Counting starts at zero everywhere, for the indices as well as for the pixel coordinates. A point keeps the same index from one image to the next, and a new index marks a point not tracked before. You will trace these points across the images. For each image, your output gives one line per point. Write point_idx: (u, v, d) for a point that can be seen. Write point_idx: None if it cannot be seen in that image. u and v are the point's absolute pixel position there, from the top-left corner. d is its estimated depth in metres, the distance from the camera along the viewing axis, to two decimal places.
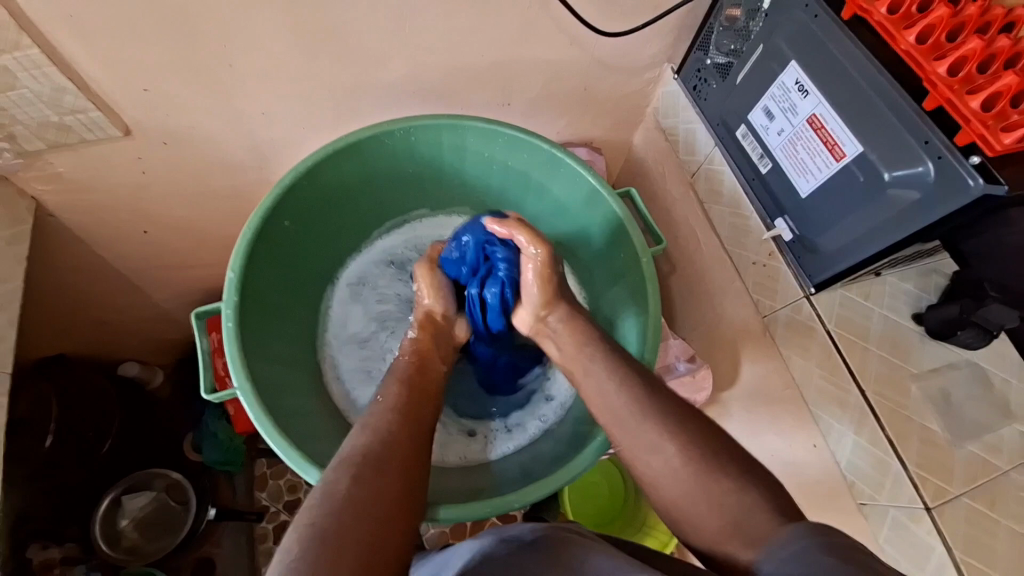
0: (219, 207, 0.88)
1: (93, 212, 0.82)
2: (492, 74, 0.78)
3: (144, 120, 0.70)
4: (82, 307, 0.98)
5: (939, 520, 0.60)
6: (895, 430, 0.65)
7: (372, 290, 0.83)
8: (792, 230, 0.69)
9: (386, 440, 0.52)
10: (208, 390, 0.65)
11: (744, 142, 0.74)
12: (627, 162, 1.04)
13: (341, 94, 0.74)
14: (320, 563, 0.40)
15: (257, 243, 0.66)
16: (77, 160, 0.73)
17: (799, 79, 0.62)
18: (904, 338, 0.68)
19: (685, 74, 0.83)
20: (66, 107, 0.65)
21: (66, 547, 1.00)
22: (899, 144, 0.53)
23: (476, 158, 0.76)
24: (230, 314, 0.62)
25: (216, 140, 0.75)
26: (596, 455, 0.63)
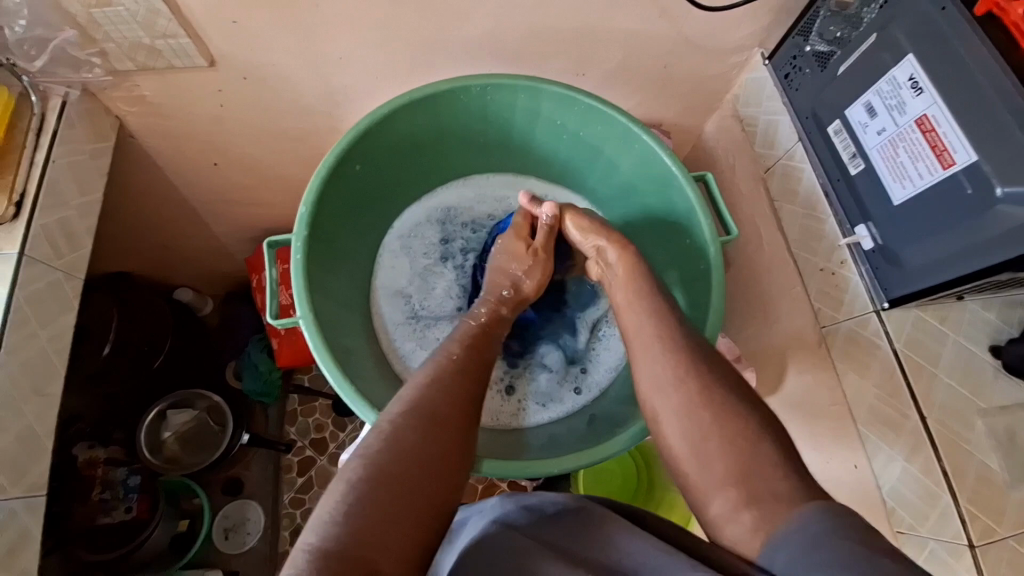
0: (285, 147, 0.90)
1: (169, 138, 0.85)
2: (573, 41, 0.75)
3: (228, 52, 0.71)
4: (148, 229, 1.03)
5: (981, 558, 0.58)
6: (951, 463, 0.61)
7: (421, 245, 0.84)
8: (875, 238, 0.66)
9: (448, 393, 0.53)
10: (275, 314, 0.68)
11: (835, 139, 0.69)
12: (693, 150, 1.00)
13: (419, 45, 0.73)
14: (381, 501, 0.43)
15: (329, 182, 0.67)
16: (161, 84, 0.76)
17: (914, 75, 0.57)
18: (977, 369, 0.64)
19: (778, 61, 0.78)
20: (158, 31, 0.67)
21: (111, 449, 1.06)
22: (1019, 156, 0.49)
23: (547, 124, 0.75)
24: (298, 247, 0.63)
25: (292, 79, 0.76)
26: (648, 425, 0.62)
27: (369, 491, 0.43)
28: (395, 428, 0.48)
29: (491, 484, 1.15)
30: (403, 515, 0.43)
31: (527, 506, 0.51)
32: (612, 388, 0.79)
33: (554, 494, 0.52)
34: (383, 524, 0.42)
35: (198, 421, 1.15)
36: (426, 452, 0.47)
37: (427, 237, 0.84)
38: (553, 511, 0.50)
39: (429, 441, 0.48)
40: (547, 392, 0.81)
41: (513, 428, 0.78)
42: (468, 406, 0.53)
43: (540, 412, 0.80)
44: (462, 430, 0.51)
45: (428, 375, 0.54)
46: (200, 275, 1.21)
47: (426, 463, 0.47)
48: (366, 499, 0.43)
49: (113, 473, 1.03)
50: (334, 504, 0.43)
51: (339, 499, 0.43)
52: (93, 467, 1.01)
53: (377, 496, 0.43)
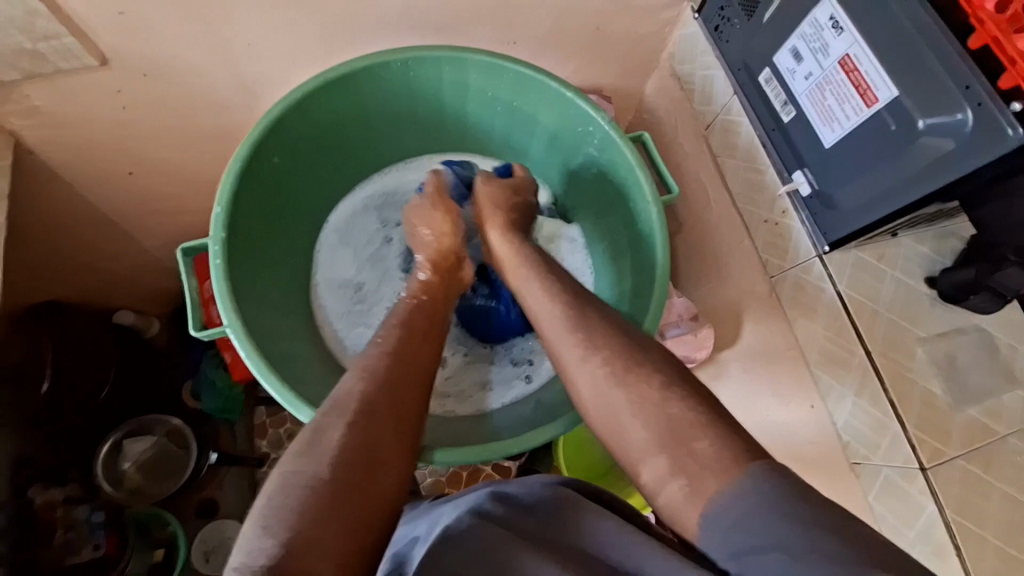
0: (206, 148, 0.83)
1: (76, 151, 0.77)
2: (497, 8, 0.72)
3: (121, 48, 0.65)
4: (71, 252, 0.95)
5: (933, 479, 0.61)
6: (897, 394, 0.64)
7: (360, 234, 0.80)
8: (811, 184, 0.66)
9: (382, 382, 0.50)
10: (199, 326, 0.64)
11: (767, 88, 0.69)
12: (637, 113, 0.99)
13: (332, 25, 0.68)
14: (309, 506, 0.40)
15: (245, 177, 0.62)
16: (54, 92, 0.68)
17: (834, 15, 0.57)
18: (915, 301, 0.66)
19: (706, 13, 0.77)
20: (39, 33, 0.60)
21: (67, 488, 0.99)
22: (936, 88, 0.50)
23: (478, 98, 0.72)
24: (218, 250, 0.59)
25: (200, 73, 0.70)
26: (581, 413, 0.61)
27: (301, 498, 0.41)
28: (326, 428, 0.46)
29: (474, 470, 1.15)
30: (337, 517, 0.40)
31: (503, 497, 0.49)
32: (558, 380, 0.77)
33: (531, 481, 0.51)
34: (316, 529, 0.39)
35: (158, 447, 1.09)
36: (360, 447, 0.45)
37: (366, 225, 0.81)
38: (529, 502, 0.48)
39: (364, 449, 0.45)
40: (493, 382, 0.79)
41: (456, 416, 0.76)
42: (409, 391, 0.51)
43: (484, 402, 0.78)
44: (404, 424, 0.48)
45: (363, 367, 0.51)
46: (139, 295, 1.13)
47: (360, 458, 0.44)
48: (297, 507, 0.40)
49: (75, 512, 0.97)
50: (263, 513, 0.40)
51: (269, 512, 0.40)
52: (52, 509, 0.94)
53: (309, 498, 0.41)
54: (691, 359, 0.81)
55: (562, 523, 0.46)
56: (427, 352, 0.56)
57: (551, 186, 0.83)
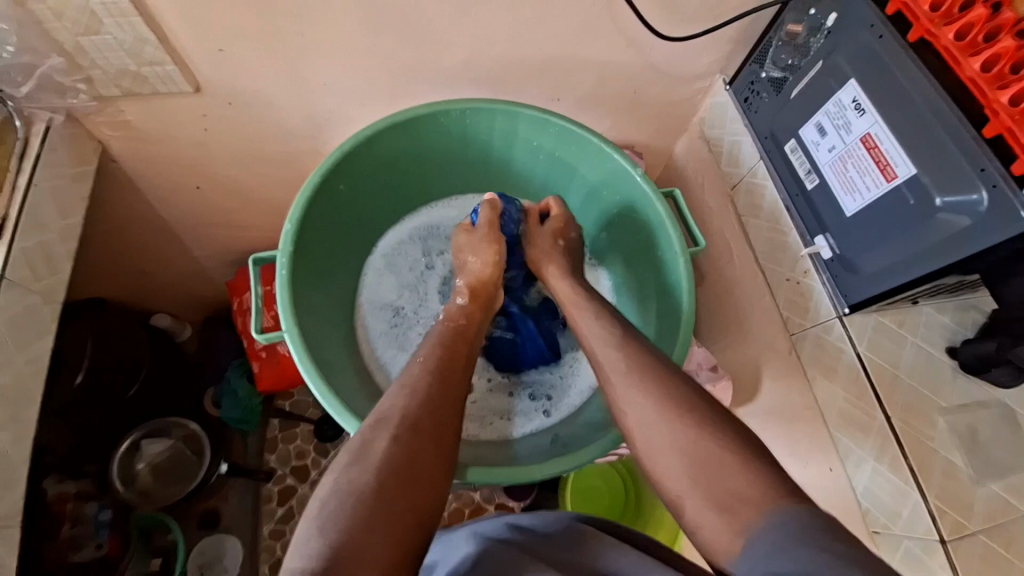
0: (267, 170, 0.91)
1: (152, 162, 0.86)
2: (547, 69, 0.80)
3: (213, 79, 0.73)
4: (127, 253, 1.02)
5: (953, 553, 0.60)
6: (917, 462, 0.64)
7: (404, 261, 0.85)
8: (832, 248, 0.70)
9: (422, 401, 0.53)
10: (259, 329, 0.68)
11: (792, 157, 0.74)
12: (666, 170, 1.05)
13: (400, 73, 0.77)
14: (356, 514, 0.43)
15: (314, 201, 0.69)
16: (147, 110, 0.77)
17: (857, 97, 0.63)
18: (936, 370, 0.68)
19: (738, 86, 0.84)
20: (145, 58, 0.69)
21: (81, 483, 1.02)
22: (953, 169, 0.54)
23: (523, 146, 0.79)
24: (285, 263, 0.65)
25: (276, 105, 0.79)
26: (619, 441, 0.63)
27: (350, 504, 0.44)
28: (371, 442, 0.49)
29: (478, 507, 1.14)
30: (383, 527, 0.43)
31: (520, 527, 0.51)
32: (579, 414, 0.79)
33: (546, 514, 0.53)
34: (363, 535, 0.42)
35: (172, 450, 1.12)
36: (403, 462, 0.47)
37: (411, 253, 0.86)
38: (546, 531, 0.50)
39: (407, 464, 0.47)
40: (513, 411, 0.81)
41: (477, 440, 0.77)
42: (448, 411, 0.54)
43: (505, 430, 0.79)
44: (442, 443, 0.51)
45: (405, 386, 0.55)
46: (180, 300, 1.20)
47: (403, 472, 0.47)
48: (345, 512, 0.43)
49: (83, 508, 0.99)
50: (315, 518, 0.43)
51: (320, 516, 0.43)
52: (63, 502, 0.97)
53: (355, 503, 0.44)
54: None
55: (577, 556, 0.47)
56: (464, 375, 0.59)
57: (586, 233, 0.87)
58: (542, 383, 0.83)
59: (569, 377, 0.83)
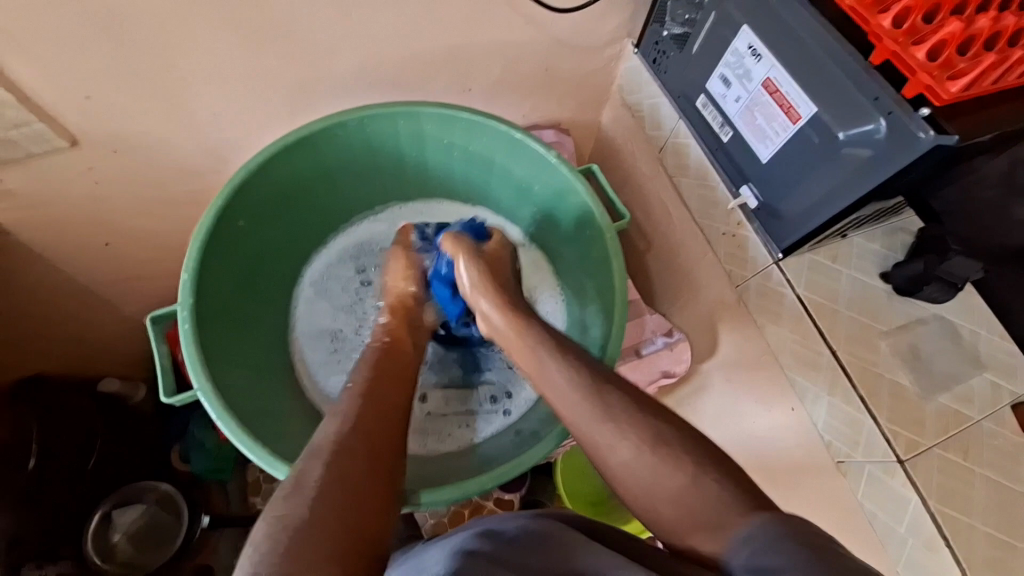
0: (181, 213, 0.86)
1: (50, 228, 0.79)
2: (449, 60, 0.77)
3: (90, 129, 0.68)
4: (50, 326, 0.95)
5: (912, 471, 0.61)
6: (868, 389, 0.65)
7: (336, 285, 0.82)
8: (757, 197, 0.69)
9: (356, 423, 0.50)
10: (169, 392, 0.64)
11: (705, 112, 0.73)
12: (596, 142, 1.03)
13: (294, 89, 0.72)
14: (294, 550, 0.39)
15: (213, 243, 0.65)
16: (28, 175, 0.71)
17: (752, 44, 0.62)
18: (874, 298, 0.69)
19: (644, 48, 0.82)
20: (8, 121, 0.63)
21: (58, 566, 0.96)
22: (850, 102, 0.54)
23: (435, 145, 0.76)
24: (186, 315, 0.61)
25: (171, 145, 0.74)
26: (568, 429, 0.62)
27: (289, 537, 0.40)
28: (307, 471, 0.45)
29: (478, 506, 1.12)
30: (327, 557, 0.39)
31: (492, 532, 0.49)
32: (535, 407, 0.78)
33: (514, 517, 0.51)
34: (307, 568, 0.38)
35: (149, 514, 1.07)
36: (342, 488, 0.44)
37: (341, 276, 0.82)
38: (513, 534, 0.49)
39: (348, 488, 0.44)
40: (471, 417, 0.79)
41: (439, 454, 0.76)
42: (388, 432, 0.51)
43: (466, 438, 0.78)
44: (381, 464, 0.48)
45: (340, 414, 0.51)
46: (124, 362, 1.13)
47: (342, 498, 0.43)
48: (284, 546, 0.39)
49: None
50: (248, 561, 0.39)
51: (256, 555, 0.39)
52: None
53: (294, 535, 0.40)
54: (672, 372, 0.85)
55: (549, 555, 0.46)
56: (396, 395, 0.56)
57: (519, 225, 0.84)
58: (496, 385, 0.81)
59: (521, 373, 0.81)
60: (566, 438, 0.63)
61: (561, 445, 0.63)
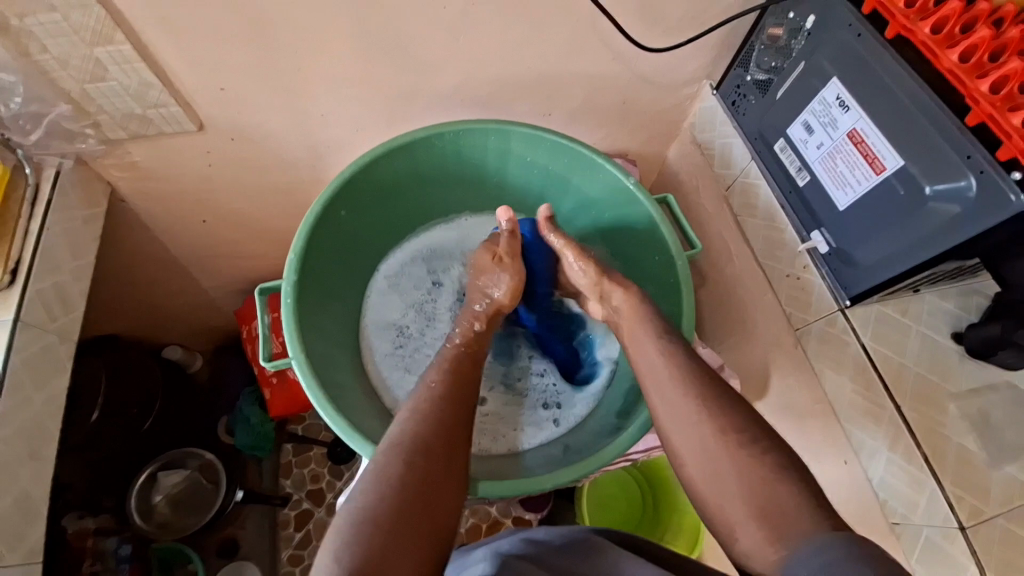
0: (272, 201, 0.94)
1: (159, 199, 0.88)
2: (537, 86, 0.82)
3: (215, 116, 0.76)
4: (138, 289, 1.04)
5: (973, 540, 0.59)
6: (931, 450, 0.63)
7: (408, 282, 0.87)
8: (828, 242, 0.70)
9: (434, 425, 0.54)
10: (268, 357, 0.69)
11: (782, 156, 0.75)
12: (660, 176, 1.06)
13: (394, 99, 0.79)
14: (374, 539, 0.44)
15: (318, 228, 0.71)
16: (152, 150, 0.80)
17: (840, 95, 0.64)
18: (943, 357, 0.68)
19: (724, 90, 0.86)
20: (149, 101, 0.72)
21: (100, 518, 1.02)
22: (941, 159, 0.55)
23: (517, 162, 0.81)
24: (290, 290, 0.66)
25: (277, 138, 0.81)
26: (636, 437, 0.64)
27: (370, 525, 0.45)
28: (385, 465, 0.50)
29: (495, 521, 1.14)
30: (402, 552, 0.44)
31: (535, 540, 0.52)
32: (586, 425, 0.79)
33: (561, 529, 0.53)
34: (388, 557, 0.43)
35: (190, 480, 1.13)
36: (417, 487, 0.48)
37: (414, 274, 0.87)
38: (561, 542, 0.51)
39: (423, 491, 0.48)
40: (521, 423, 0.81)
41: (488, 455, 0.78)
42: (460, 436, 0.55)
43: (515, 442, 0.79)
44: (452, 467, 0.52)
45: (416, 410, 0.55)
46: (192, 332, 1.22)
47: (418, 497, 0.48)
48: (365, 537, 0.44)
49: (104, 543, 0.98)
50: (334, 543, 0.44)
51: (340, 539, 0.44)
52: (83, 538, 0.95)
53: (374, 525, 0.45)
54: None
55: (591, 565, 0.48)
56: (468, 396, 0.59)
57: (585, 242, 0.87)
58: (551, 394, 0.84)
59: (577, 385, 0.83)
60: (641, 437, 0.64)
61: (637, 442, 0.64)
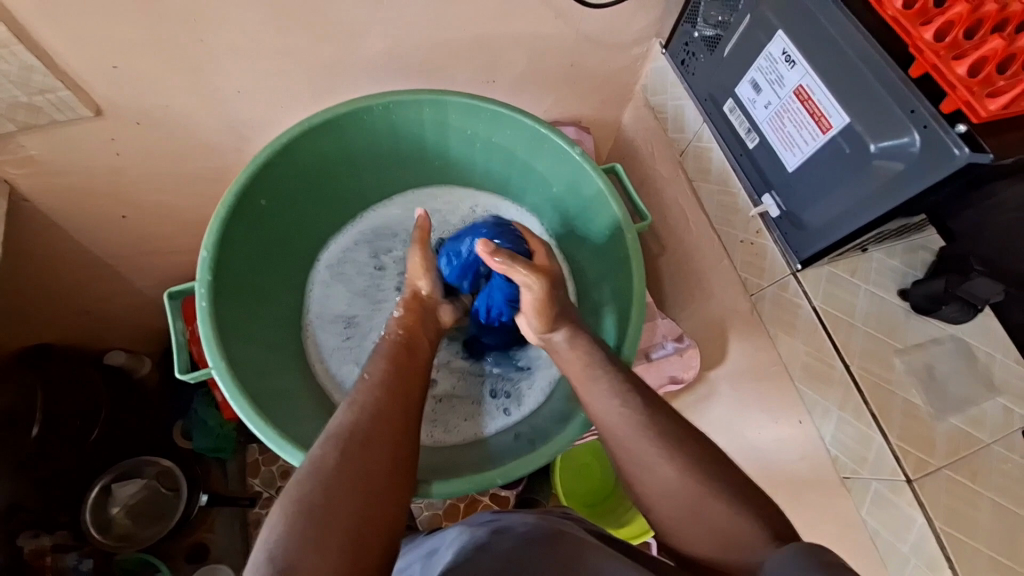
0: (199, 190, 0.86)
1: (68, 196, 0.79)
2: (476, 50, 0.76)
3: (115, 99, 0.68)
4: (62, 295, 0.96)
5: (920, 491, 0.61)
6: (879, 406, 0.65)
7: (352, 270, 0.82)
8: (780, 206, 0.69)
9: (373, 413, 0.51)
10: (184, 369, 0.64)
11: (732, 117, 0.73)
12: (615, 142, 1.03)
13: (319, 71, 0.72)
14: (308, 538, 0.41)
15: (234, 220, 0.65)
16: (49, 141, 0.71)
17: (787, 49, 0.61)
18: (891, 314, 0.68)
19: (673, 49, 0.81)
20: (35, 87, 0.62)
21: (56, 535, 0.96)
22: (885, 114, 0.53)
23: (458, 135, 0.75)
24: (203, 292, 0.61)
25: (193, 120, 0.73)
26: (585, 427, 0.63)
27: (304, 521, 0.42)
28: (322, 457, 0.46)
29: (473, 500, 1.14)
30: (340, 547, 0.41)
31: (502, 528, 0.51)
32: (542, 410, 0.78)
33: (525, 516, 0.52)
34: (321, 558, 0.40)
35: (148, 489, 1.07)
36: (357, 478, 0.45)
37: (358, 261, 0.82)
38: (523, 531, 0.49)
39: (365, 480, 0.45)
40: (475, 412, 0.79)
41: (443, 446, 0.76)
42: (404, 424, 0.52)
43: (470, 432, 0.78)
44: (396, 454, 0.49)
45: (355, 400, 0.52)
46: (132, 335, 1.14)
47: (359, 488, 0.45)
48: (298, 537, 0.41)
49: (63, 561, 0.93)
50: (265, 545, 0.41)
51: (273, 539, 0.41)
52: (41, 557, 0.90)
53: (306, 519, 0.42)
54: (680, 379, 0.82)
55: (549, 553, 0.46)
56: (415, 384, 0.57)
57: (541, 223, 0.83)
58: (506, 381, 0.81)
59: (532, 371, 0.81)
60: (589, 427, 0.63)
61: (586, 433, 0.63)
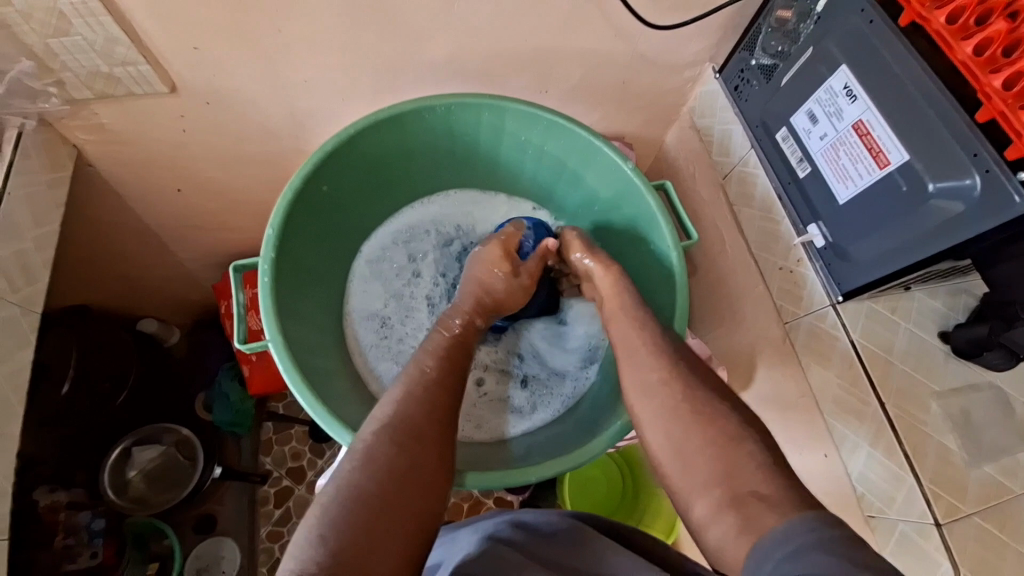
0: (251, 171, 0.89)
1: (129, 165, 0.83)
2: (534, 60, 0.78)
3: (188, 77, 0.71)
4: (109, 260, 0.99)
5: (948, 536, 0.60)
6: (912, 446, 0.64)
7: (390, 267, 0.84)
8: (825, 236, 0.69)
9: (422, 407, 0.52)
10: (242, 338, 0.67)
11: (783, 145, 0.74)
12: (656, 160, 1.04)
13: (382, 67, 0.75)
14: (357, 521, 0.42)
15: (295, 203, 0.67)
16: (121, 111, 0.74)
17: (848, 84, 0.62)
18: (929, 355, 0.68)
19: (727, 74, 0.83)
20: (117, 58, 0.66)
21: (72, 492, 0.99)
22: (947, 155, 0.53)
23: (511, 140, 0.77)
24: (265, 269, 0.63)
25: (258, 103, 0.76)
26: (615, 438, 0.63)
27: (347, 506, 0.43)
28: (372, 445, 0.48)
29: (478, 502, 1.14)
30: (386, 536, 0.42)
31: (523, 525, 0.51)
32: (573, 414, 0.79)
33: (547, 511, 0.53)
34: (368, 543, 0.41)
35: (165, 456, 1.10)
36: (403, 468, 0.47)
37: (396, 259, 0.84)
38: (548, 530, 0.50)
39: (415, 473, 0.47)
40: (505, 412, 0.80)
41: (473, 442, 0.77)
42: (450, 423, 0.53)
43: (501, 430, 0.79)
44: (441, 449, 0.50)
45: (403, 391, 0.54)
46: (167, 306, 1.17)
47: (406, 478, 0.46)
48: (348, 518, 0.42)
49: (76, 517, 0.96)
50: (315, 522, 0.42)
51: (324, 517, 0.43)
52: (55, 512, 0.94)
53: (357, 505, 0.43)
54: None
55: (581, 558, 0.47)
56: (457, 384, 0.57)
57: None
58: (542, 382, 0.82)
59: (568, 372, 0.83)
60: (625, 436, 0.63)
61: (619, 441, 0.63)
